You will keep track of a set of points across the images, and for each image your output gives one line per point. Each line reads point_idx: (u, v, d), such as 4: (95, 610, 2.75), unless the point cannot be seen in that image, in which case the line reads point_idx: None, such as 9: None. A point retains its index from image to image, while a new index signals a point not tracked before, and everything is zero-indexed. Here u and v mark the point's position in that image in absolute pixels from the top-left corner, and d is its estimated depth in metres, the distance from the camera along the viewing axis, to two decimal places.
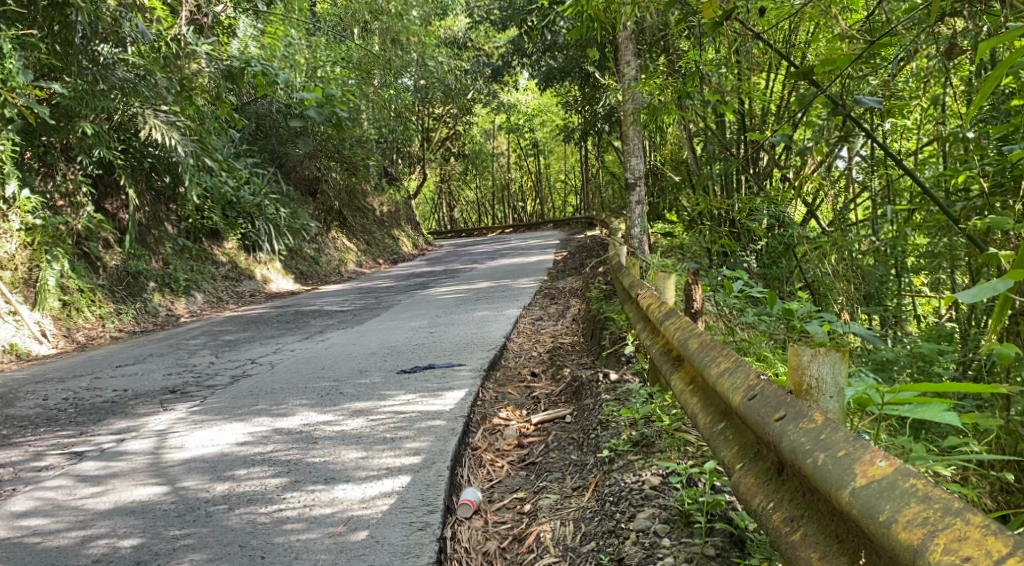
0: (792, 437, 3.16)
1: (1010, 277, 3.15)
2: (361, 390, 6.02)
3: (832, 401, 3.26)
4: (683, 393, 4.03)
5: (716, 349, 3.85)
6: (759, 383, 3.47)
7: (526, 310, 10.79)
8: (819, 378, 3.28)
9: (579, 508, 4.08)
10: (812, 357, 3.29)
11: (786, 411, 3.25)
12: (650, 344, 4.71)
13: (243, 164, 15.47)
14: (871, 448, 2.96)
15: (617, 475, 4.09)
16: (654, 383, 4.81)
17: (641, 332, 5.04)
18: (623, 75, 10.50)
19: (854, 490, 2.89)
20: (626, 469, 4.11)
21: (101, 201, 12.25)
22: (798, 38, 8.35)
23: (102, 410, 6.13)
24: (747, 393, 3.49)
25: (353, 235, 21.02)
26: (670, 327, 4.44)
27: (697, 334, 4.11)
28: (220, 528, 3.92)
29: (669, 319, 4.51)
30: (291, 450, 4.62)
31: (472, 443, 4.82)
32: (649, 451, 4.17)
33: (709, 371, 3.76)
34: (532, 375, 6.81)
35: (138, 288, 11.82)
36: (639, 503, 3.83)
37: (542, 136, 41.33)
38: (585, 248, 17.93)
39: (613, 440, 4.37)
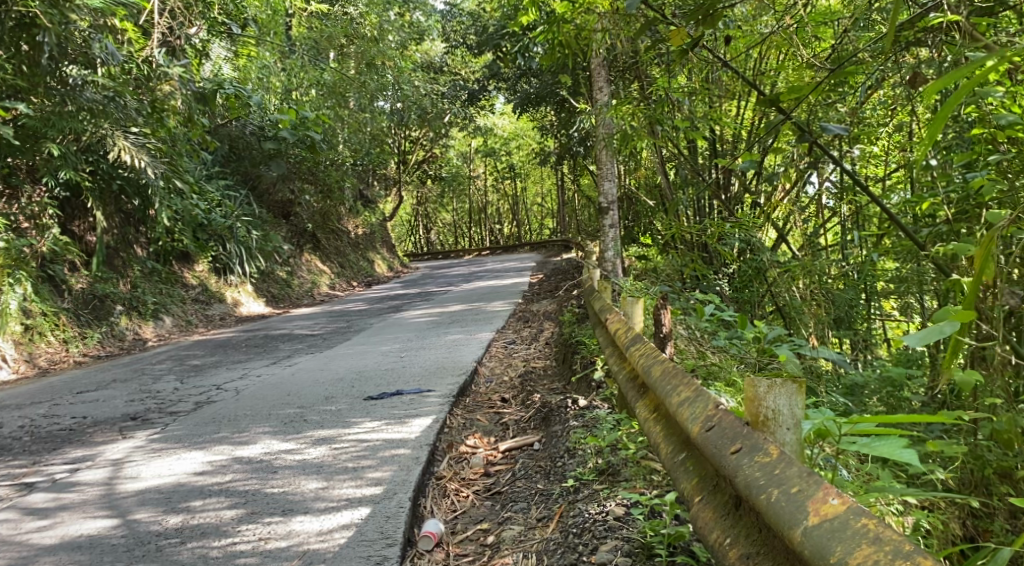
0: (747, 471, 3.14)
1: (956, 319, 3.27)
2: (326, 417, 5.92)
3: (789, 433, 3.24)
4: (646, 420, 3.98)
5: (678, 378, 3.81)
6: (718, 414, 3.44)
7: (499, 334, 10.72)
8: (776, 410, 3.25)
9: (542, 540, 3.98)
10: (769, 389, 3.27)
11: (743, 443, 3.23)
12: (616, 370, 4.65)
13: (215, 187, 15.34)
14: (824, 485, 2.92)
15: (582, 505, 4.01)
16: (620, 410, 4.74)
17: (609, 358, 4.97)
18: (595, 100, 10.50)
19: (806, 528, 2.85)
20: (592, 498, 4.03)
21: (67, 223, 12.08)
22: (768, 65, 8.38)
23: (58, 438, 6.00)
24: (706, 423, 3.46)
25: (327, 258, 20.90)
26: (634, 354, 4.38)
27: (660, 361, 4.06)
28: (170, 564, 3.80)
29: (634, 345, 4.46)
30: (250, 480, 4.51)
31: (437, 472, 4.72)
32: (616, 480, 4.10)
33: (672, 400, 3.71)
34: (502, 400, 6.73)
35: (104, 311, 11.64)
36: (603, 534, 3.75)
37: (518, 159, 41.41)
38: (560, 271, 17.91)
39: (579, 469, 4.30)
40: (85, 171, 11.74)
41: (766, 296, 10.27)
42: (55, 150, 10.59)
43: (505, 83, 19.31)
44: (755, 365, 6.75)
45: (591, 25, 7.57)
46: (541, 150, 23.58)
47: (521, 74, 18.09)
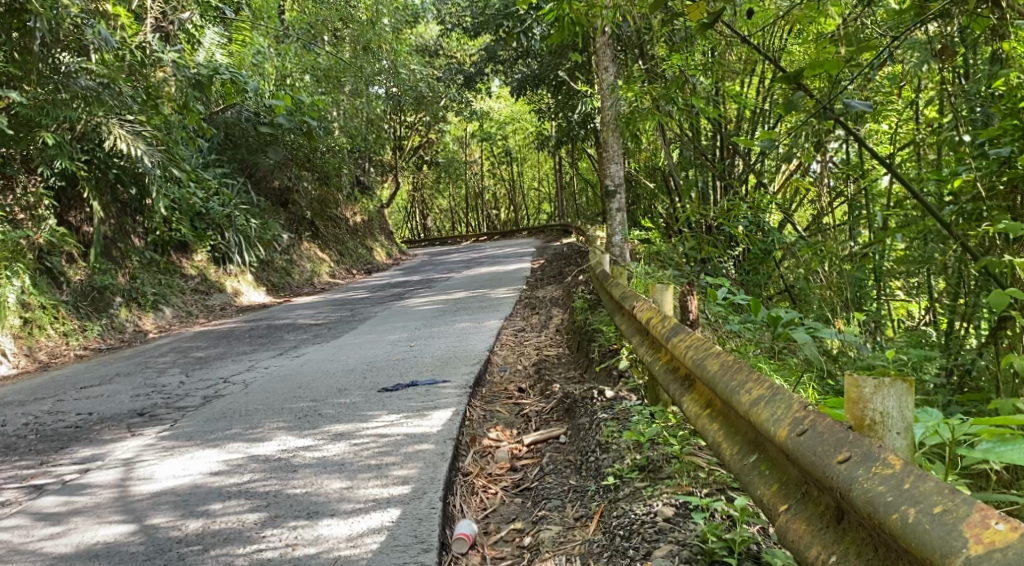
0: (866, 485, 2.89)
1: None
2: (341, 411, 5.75)
3: (899, 438, 3.00)
4: (703, 418, 3.77)
5: (743, 373, 3.54)
6: (807, 415, 3.18)
7: (507, 320, 10.54)
8: (884, 413, 3.00)
9: (584, 542, 3.81)
10: (876, 390, 3.01)
11: (851, 452, 2.98)
12: (654, 363, 4.38)
13: (212, 175, 15.11)
14: (977, 506, 2.70)
15: (624, 505, 3.84)
16: (659, 402, 4.54)
17: (638, 347, 4.71)
18: (601, 81, 10.25)
19: (969, 558, 2.63)
20: (634, 497, 3.85)
21: (64, 214, 11.87)
22: (778, 42, 8.16)
23: (65, 436, 5.82)
24: (794, 427, 3.19)
25: (326, 246, 20.71)
26: (679, 345, 4.10)
27: (714, 355, 3.79)
28: None
29: (677, 336, 4.18)
30: (270, 480, 4.32)
31: (463, 468, 4.54)
32: (657, 477, 3.92)
33: (736, 398, 3.48)
34: (519, 391, 6.55)
35: (104, 303, 11.45)
36: (653, 537, 3.58)
37: (514, 143, 41.13)
38: (562, 256, 17.71)
39: (616, 465, 4.12)
40: (80, 160, 11.51)
41: (777, 278, 10.11)
42: (49, 140, 10.32)
43: (502, 66, 19.03)
44: (773, 350, 6.58)
45: (598, 1, 7.33)
46: (539, 133, 23.33)
47: (519, 56, 17.82)
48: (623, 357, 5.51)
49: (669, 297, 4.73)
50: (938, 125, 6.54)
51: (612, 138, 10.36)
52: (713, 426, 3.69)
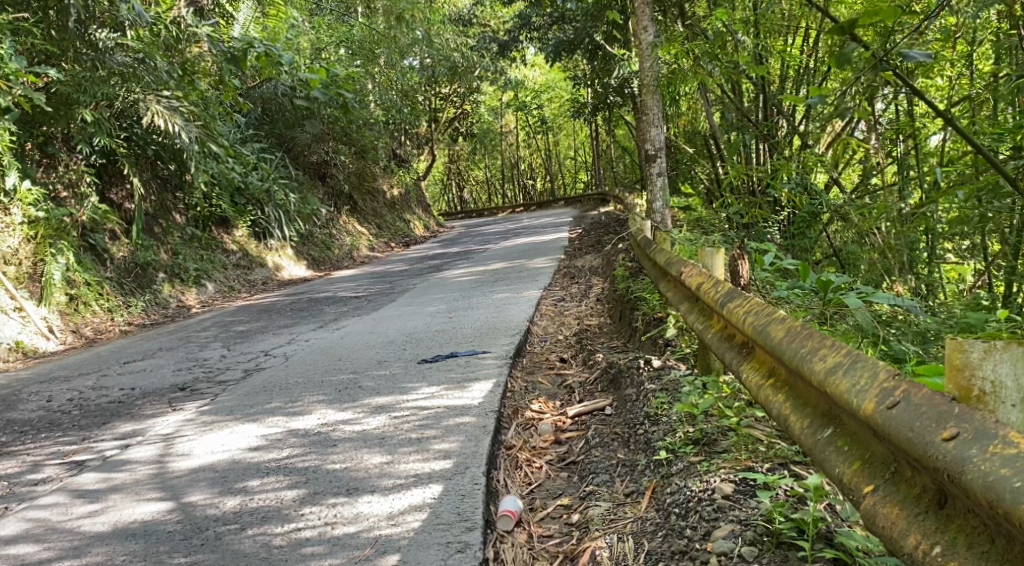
0: (982, 466, 2.69)
1: None
2: (380, 383, 5.66)
3: (1013, 410, 2.78)
4: (767, 389, 3.57)
5: (813, 338, 3.32)
6: (898, 386, 2.97)
7: (548, 290, 10.38)
8: (996, 382, 2.79)
9: (637, 520, 3.66)
10: (984, 356, 2.80)
11: (960, 429, 2.77)
12: (709, 331, 4.17)
13: (250, 149, 15.08)
14: None
15: (678, 481, 3.68)
16: (711, 372, 4.32)
17: (689, 314, 4.51)
18: (640, 41, 9.94)
19: None
20: (689, 473, 3.68)
21: (105, 191, 11.89)
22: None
23: (108, 411, 5.78)
24: (882, 398, 2.98)
25: (364, 220, 20.65)
26: (736, 310, 3.88)
27: (778, 320, 3.57)
28: (232, 554, 3.52)
29: (732, 301, 3.95)
30: (309, 456, 4.22)
31: (506, 441, 4.40)
32: (713, 451, 3.76)
33: (808, 367, 3.27)
34: (561, 361, 6.41)
35: (147, 279, 11.46)
36: (712, 516, 3.41)
37: (551, 112, 40.71)
38: (601, 225, 17.48)
39: (668, 439, 3.95)
40: (119, 136, 11.50)
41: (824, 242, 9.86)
42: (88, 118, 10.25)
43: (538, 32, 18.71)
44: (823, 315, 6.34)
45: None
46: (576, 101, 22.99)
47: (555, 22, 17.50)
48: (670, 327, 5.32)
49: (719, 260, 4.52)
50: (995, 78, 6.25)
51: (653, 101, 10.06)
52: (779, 397, 3.50)
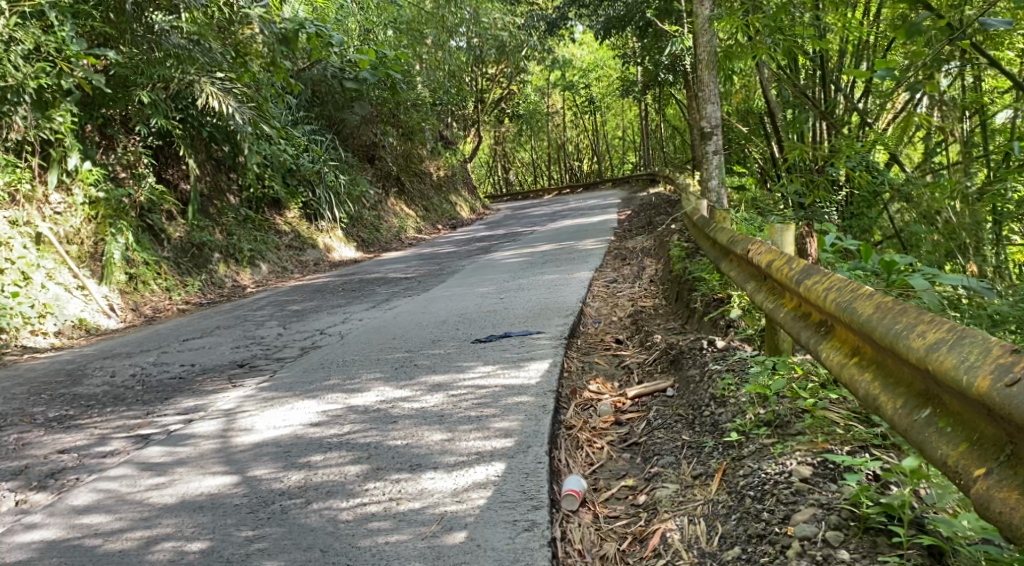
0: None
1: None
2: (437, 361, 5.68)
3: None
4: (852, 368, 3.37)
5: (905, 314, 3.10)
6: (1013, 362, 2.74)
7: (600, 272, 10.30)
8: None
9: (706, 502, 3.61)
10: None
11: None
12: (784, 313, 3.97)
13: (301, 131, 15.15)
14: None
15: (752, 464, 3.63)
16: (780, 351, 4.26)
17: (760, 297, 4.32)
18: (696, 17, 9.78)
19: None
20: (761, 455, 3.64)
21: (162, 172, 12.05)
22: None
23: (170, 387, 5.87)
24: (994, 374, 2.76)
25: (412, 202, 20.70)
26: (812, 288, 3.66)
27: (861, 295, 3.35)
28: (299, 528, 3.55)
29: (806, 278, 3.74)
30: (370, 432, 4.23)
31: (566, 421, 4.37)
32: (786, 434, 3.70)
33: (902, 344, 3.05)
34: (616, 342, 6.36)
35: (203, 259, 11.60)
36: (790, 500, 3.37)
37: (599, 92, 40.38)
38: (649, 206, 17.32)
39: (737, 420, 3.90)
40: (175, 118, 11.62)
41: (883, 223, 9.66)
42: (145, 99, 10.43)
43: (586, 11, 18.51)
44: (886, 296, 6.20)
45: None
46: (623, 81, 22.75)
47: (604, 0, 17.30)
48: (736, 308, 5.30)
49: (789, 237, 4.50)
50: None
51: (709, 78, 9.89)
52: (865, 377, 3.30)
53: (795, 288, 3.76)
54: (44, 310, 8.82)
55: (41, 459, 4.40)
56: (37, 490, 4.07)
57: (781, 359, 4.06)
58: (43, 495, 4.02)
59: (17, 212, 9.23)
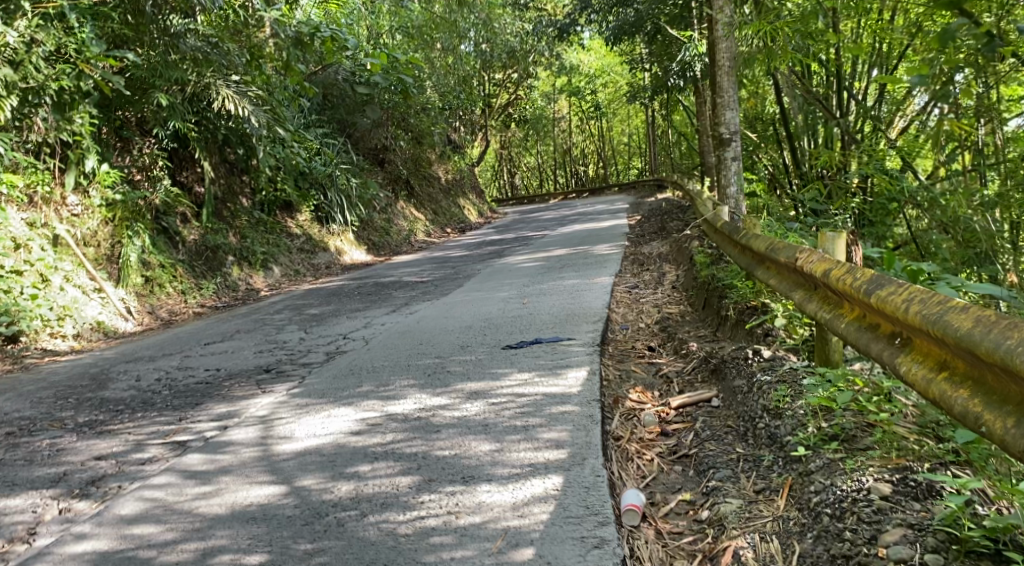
0: None
1: None
2: (469, 367, 5.60)
3: None
4: (941, 383, 3.21)
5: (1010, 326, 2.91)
6: None
7: (620, 277, 10.20)
8: None
9: (775, 518, 3.60)
10: None
11: None
12: (856, 328, 3.78)
13: (314, 134, 15.07)
14: None
15: (822, 480, 3.59)
16: (829, 361, 4.30)
17: (822, 310, 4.15)
18: (714, 23, 9.69)
19: None
20: (832, 470, 3.60)
21: (176, 174, 11.99)
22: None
23: (198, 392, 5.80)
24: None
25: (421, 205, 20.60)
26: (886, 298, 3.47)
27: (951, 306, 3.15)
28: (359, 542, 3.55)
29: (878, 288, 3.55)
30: (414, 442, 4.22)
31: (613, 432, 4.32)
32: (854, 448, 3.67)
33: (1013, 360, 2.86)
34: (649, 349, 6.21)
35: (217, 263, 11.52)
36: (873, 519, 3.34)
37: (606, 97, 40.28)
38: (660, 211, 17.23)
39: (799, 433, 3.86)
40: (191, 121, 11.53)
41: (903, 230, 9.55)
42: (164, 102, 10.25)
43: (597, 15, 18.38)
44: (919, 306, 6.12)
45: None
46: (632, 86, 22.65)
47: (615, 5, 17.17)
48: (779, 316, 5.24)
49: (841, 245, 4.50)
50: None
51: (728, 83, 9.78)
52: (957, 393, 3.14)
53: (865, 300, 3.61)
54: (63, 312, 8.73)
55: (80, 465, 4.35)
56: (81, 498, 4.03)
57: (839, 373, 4.06)
58: (87, 503, 3.98)
59: (34, 214, 9.17)
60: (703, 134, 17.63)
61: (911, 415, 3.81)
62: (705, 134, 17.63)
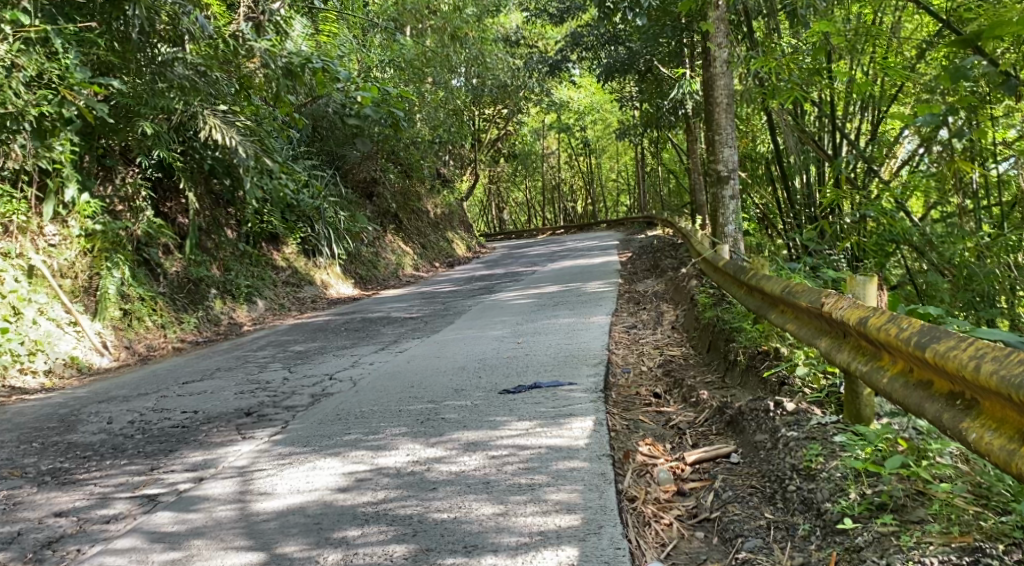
0: None
1: None
2: (465, 415, 5.21)
3: None
4: None
5: None
6: None
7: (617, 316, 9.84)
8: None
9: None
10: None
11: None
12: (909, 386, 3.61)
13: (303, 166, 14.70)
14: None
15: (874, 559, 3.46)
16: (862, 418, 4.15)
17: (859, 362, 3.99)
18: (713, 60, 9.42)
19: None
20: (883, 547, 3.49)
21: (160, 205, 11.57)
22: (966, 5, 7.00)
23: (173, 437, 5.38)
24: None
25: (409, 239, 20.21)
26: (949, 357, 3.30)
27: None
28: None
29: (936, 345, 3.39)
30: (408, 502, 3.96)
31: (627, 492, 4.15)
32: (908, 521, 3.57)
33: None
34: (653, 396, 5.80)
35: (199, 295, 11.09)
36: None
37: (594, 135, 40.18)
38: (651, 249, 16.90)
39: (840, 501, 3.74)
40: (177, 150, 11.16)
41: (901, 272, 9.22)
42: (148, 130, 9.98)
43: (588, 53, 18.12)
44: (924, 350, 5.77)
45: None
46: (621, 124, 22.38)
47: (606, 42, 16.95)
48: (800, 365, 4.92)
49: (872, 290, 4.30)
50: None
51: (725, 120, 9.46)
52: None
53: (921, 356, 3.44)
54: (35, 347, 8.33)
55: (36, 524, 4.03)
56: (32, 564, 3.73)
57: (878, 433, 3.94)
58: None
59: (9, 244, 8.80)
60: (693, 172, 17.33)
61: (965, 485, 3.65)
62: (695, 172, 17.31)
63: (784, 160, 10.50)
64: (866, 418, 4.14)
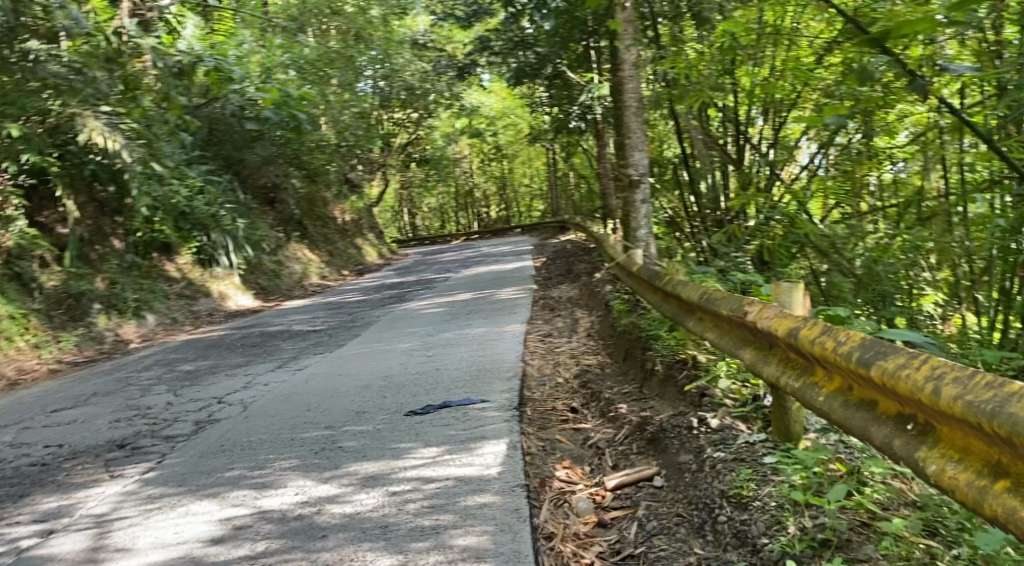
0: None
1: None
2: (364, 442, 4.69)
3: None
4: (1002, 496, 2.68)
5: None
6: None
7: (531, 324, 9.40)
8: None
9: None
10: None
11: None
12: (854, 408, 3.25)
13: (197, 171, 13.86)
14: None
15: None
16: (791, 435, 3.84)
17: (794, 379, 3.62)
18: (622, 62, 9.05)
19: None
20: None
21: (34, 214, 10.78)
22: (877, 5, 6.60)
23: (25, 479, 4.70)
24: None
25: (315, 247, 19.42)
26: (903, 378, 2.94)
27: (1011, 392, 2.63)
28: None
29: (885, 359, 3.04)
30: (293, 554, 3.56)
31: (543, 529, 3.78)
32: (857, 557, 3.22)
33: None
34: (571, 411, 5.35)
35: (80, 311, 10.23)
36: None
37: (506, 140, 39.79)
38: (565, 254, 16.48)
39: (779, 536, 3.39)
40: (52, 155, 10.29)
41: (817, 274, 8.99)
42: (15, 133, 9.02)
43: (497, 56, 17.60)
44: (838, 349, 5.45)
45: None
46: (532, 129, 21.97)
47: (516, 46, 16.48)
48: (722, 377, 4.60)
49: (798, 297, 3.97)
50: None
51: (636, 124, 9.08)
52: None
53: (865, 374, 3.10)
54: None
55: None
56: None
57: (814, 455, 3.63)
58: None
59: None
60: (605, 175, 16.98)
61: (919, 517, 3.30)
62: (607, 177, 17.00)
63: (692, 162, 10.21)
64: (795, 435, 3.83)
